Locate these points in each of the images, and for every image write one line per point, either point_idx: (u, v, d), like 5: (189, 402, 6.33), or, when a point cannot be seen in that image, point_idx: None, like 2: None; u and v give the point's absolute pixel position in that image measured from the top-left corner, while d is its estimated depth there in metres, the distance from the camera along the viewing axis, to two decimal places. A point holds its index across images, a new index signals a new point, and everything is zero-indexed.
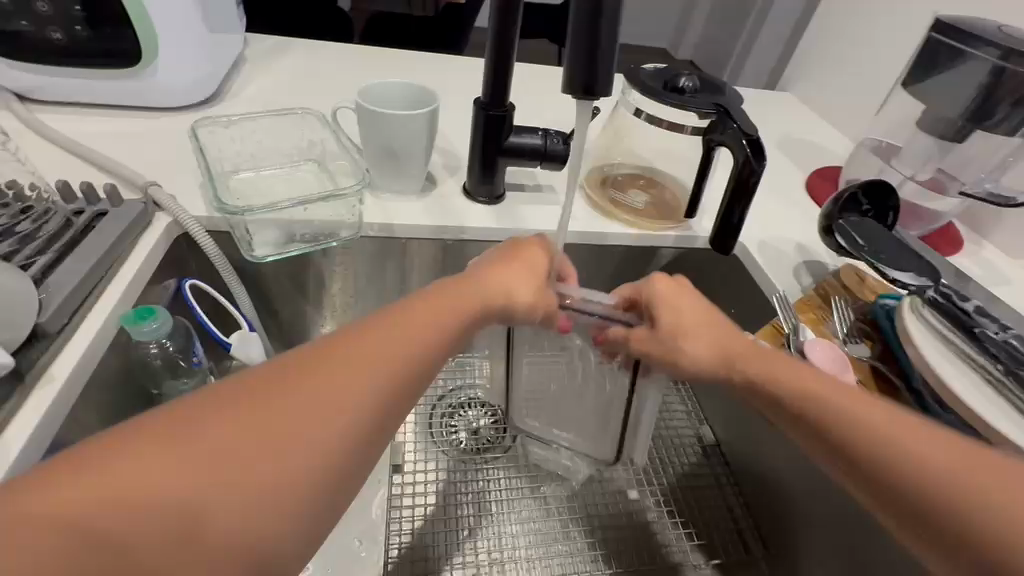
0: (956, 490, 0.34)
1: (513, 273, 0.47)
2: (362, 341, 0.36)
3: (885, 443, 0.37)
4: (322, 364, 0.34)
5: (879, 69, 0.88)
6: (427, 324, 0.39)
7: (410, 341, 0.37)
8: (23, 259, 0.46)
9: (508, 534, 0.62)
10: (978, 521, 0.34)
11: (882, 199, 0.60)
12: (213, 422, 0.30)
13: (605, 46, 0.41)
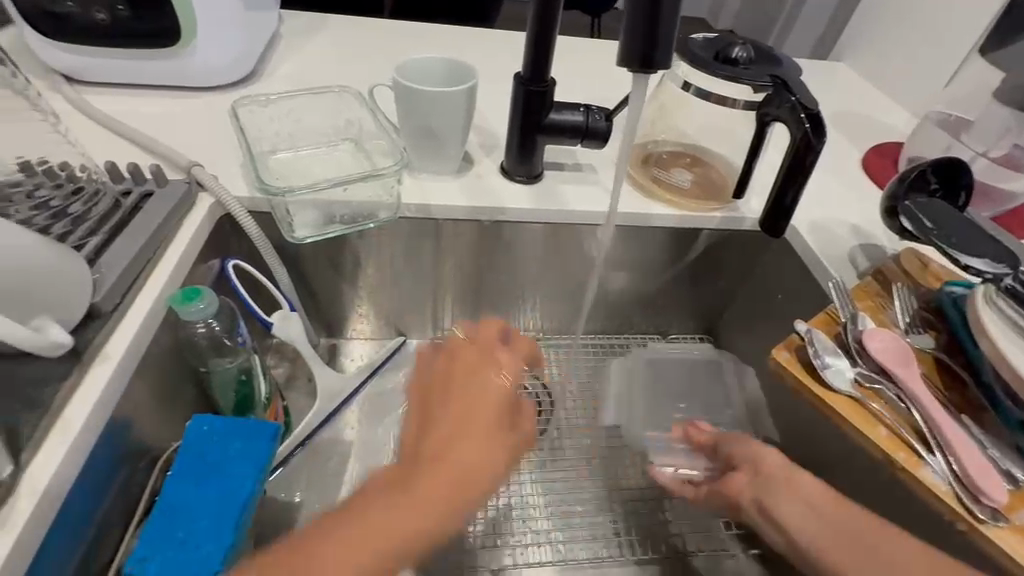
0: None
1: (495, 435, 0.40)
2: (373, 512, 0.35)
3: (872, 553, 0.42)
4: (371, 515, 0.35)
5: (949, 34, 0.81)
6: (478, 417, 0.40)
7: (482, 448, 0.39)
8: (76, 239, 0.47)
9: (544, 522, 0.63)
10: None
11: (953, 178, 0.56)
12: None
13: (665, 18, 0.39)
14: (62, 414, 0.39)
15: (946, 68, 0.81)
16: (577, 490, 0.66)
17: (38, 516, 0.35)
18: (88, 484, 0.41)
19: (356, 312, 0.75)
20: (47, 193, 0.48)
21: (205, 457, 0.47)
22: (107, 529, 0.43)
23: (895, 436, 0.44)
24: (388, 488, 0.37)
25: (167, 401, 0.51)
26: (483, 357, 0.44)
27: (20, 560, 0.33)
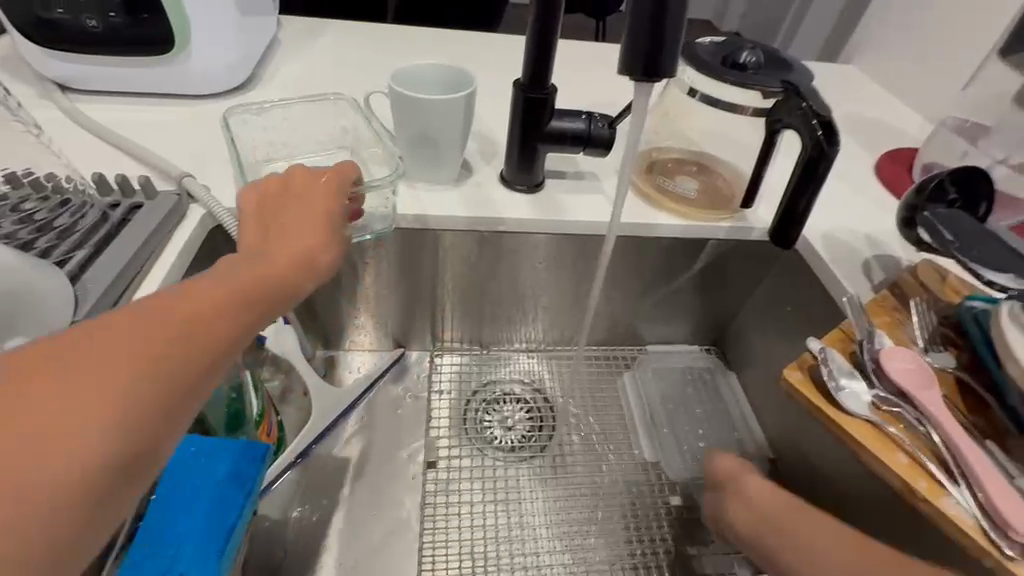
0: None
1: (322, 225, 0.43)
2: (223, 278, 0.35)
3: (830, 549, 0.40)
4: (209, 283, 0.34)
5: (965, 36, 0.78)
6: (305, 222, 0.43)
7: (304, 237, 0.41)
8: (60, 254, 0.46)
9: (534, 524, 0.62)
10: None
11: (973, 188, 0.53)
12: (107, 345, 0.29)
13: (669, 22, 0.37)
14: None
15: (961, 71, 0.79)
16: (574, 504, 0.64)
17: None
18: None
19: (352, 323, 0.73)
20: (32, 205, 0.48)
21: (190, 480, 0.45)
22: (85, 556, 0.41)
23: (916, 463, 0.42)
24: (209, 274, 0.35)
25: None
26: (314, 191, 0.45)
27: None
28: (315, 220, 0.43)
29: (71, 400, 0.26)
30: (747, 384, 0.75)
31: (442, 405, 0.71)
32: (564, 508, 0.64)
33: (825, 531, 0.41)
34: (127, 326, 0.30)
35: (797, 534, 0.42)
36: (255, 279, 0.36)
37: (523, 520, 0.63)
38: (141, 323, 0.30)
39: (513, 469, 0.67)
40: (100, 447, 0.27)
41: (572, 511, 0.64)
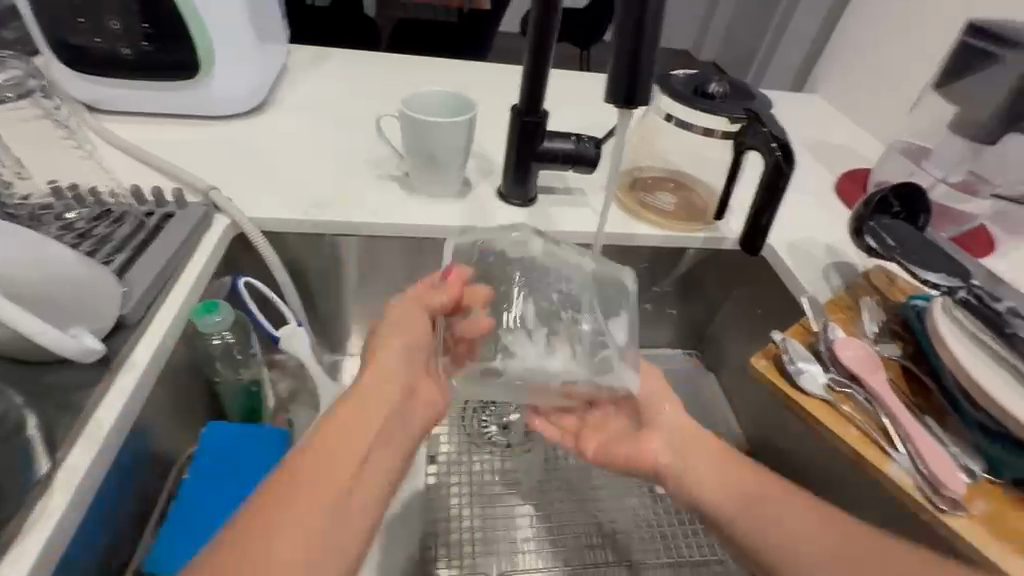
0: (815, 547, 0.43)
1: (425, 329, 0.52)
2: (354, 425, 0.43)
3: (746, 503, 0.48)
4: (332, 432, 0.42)
5: (911, 71, 0.88)
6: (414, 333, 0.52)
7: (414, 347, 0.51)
8: (103, 257, 0.50)
9: (523, 516, 0.66)
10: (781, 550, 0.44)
11: (914, 203, 0.61)
12: (297, 501, 0.37)
13: (645, 61, 0.44)
14: (93, 417, 0.41)
15: (908, 100, 0.88)
16: (564, 497, 0.69)
17: (71, 509, 0.37)
18: (111, 482, 0.43)
19: (357, 326, 0.78)
20: (74, 214, 0.53)
21: (219, 462, 0.49)
22: (120, 532, 0.45)
23: (865, 435, 0.48)
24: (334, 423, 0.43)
25: (181, 409, 0.53)
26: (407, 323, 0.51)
27: (56, 548, 0.35)
28: (419, 326, 0.52)
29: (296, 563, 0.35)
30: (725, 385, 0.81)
31: None
32: (555, 502, 0.68)
33: (734, 473, 0.50)
34: (296, 485, 0.38)
35: (714, 479, 0.51)
36: (392, 392, 0.47)
37: (518, 519, 0.66)
38: (299, 486, 0.38)
39: (508, 467, 0.70)
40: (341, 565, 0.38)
41: (559, 506, 0.68)
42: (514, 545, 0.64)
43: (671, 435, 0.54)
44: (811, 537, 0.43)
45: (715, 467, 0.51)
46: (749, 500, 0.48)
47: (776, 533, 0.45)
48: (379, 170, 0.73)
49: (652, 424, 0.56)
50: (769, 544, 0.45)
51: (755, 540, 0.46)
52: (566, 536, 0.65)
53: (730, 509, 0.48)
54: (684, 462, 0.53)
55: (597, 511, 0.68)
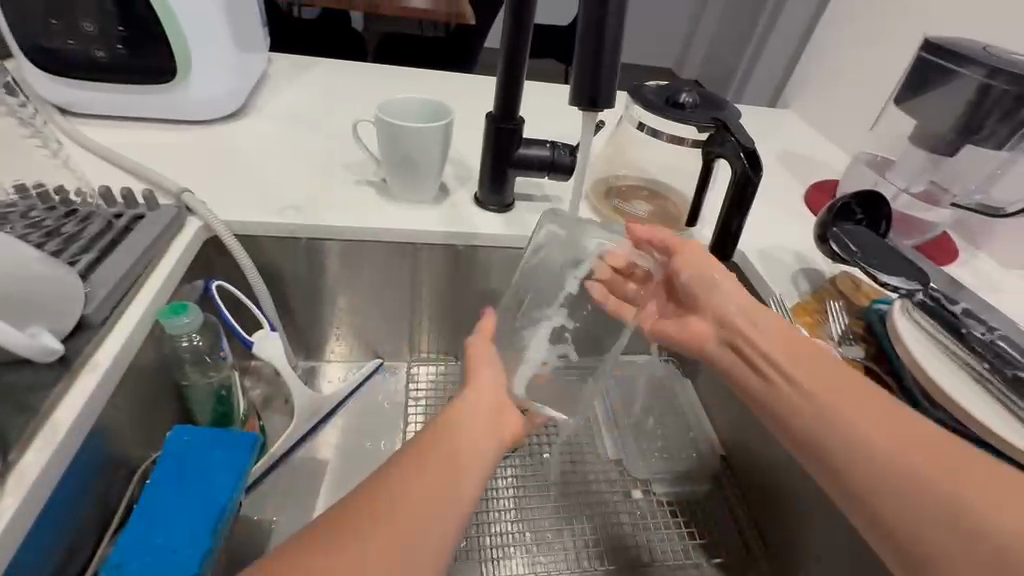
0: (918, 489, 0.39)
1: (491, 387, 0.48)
2: (422, 470, 0.40)
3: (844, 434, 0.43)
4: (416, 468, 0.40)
5: (875, 86, 0.91)
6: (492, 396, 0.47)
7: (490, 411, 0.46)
8: (68, 257, 0.49)
9: (500, 521, 0.65)
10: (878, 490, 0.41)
11: (875, 208, 0.63)
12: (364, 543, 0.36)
13: (608, 66, 0.45)
14: (50, 417, 0.40)
15: (872, 114, 0.92)
16: (541, 503, 0.68)
17: (23, 511, 0.36)
18: (69, 484, 0.42)
19: (334, 332, 0.78)
20: (39, 214, 0.52)
21: (185, 466, 0.48)
22: (78, 540, 0.44)
23: None
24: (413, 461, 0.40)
25: (147, 413, 0.53)
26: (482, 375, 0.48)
27: (5, 550, 0.34)
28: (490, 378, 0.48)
29: None
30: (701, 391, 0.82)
31: (418, 410, 0.74)
32: (534, 508, 0.67)
33: (808, 361, 0.48)
34: (373, 521, 0.37)
35: (796, 364, 0.48)
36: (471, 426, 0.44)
37: (498, 526, 0.65)
38: (376, 524, 0.37)
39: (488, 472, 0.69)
40: None
41: (539, 510, 0.67)
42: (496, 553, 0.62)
43: (727, 310, 0.54)
44: (886, 453, 0.41)
45: (797, 359, 0.48)
46: (820, 397, 0.45)
47: (847, 438, 0.43)
48: (357, 176, 0.73)
49: (714, 312, 0.55)
50: (833, 444, 0.43)
51: (812, 426, 0.45)
52: (546, 543, 0.64)
53: (804, 407, 0.46)
54: (756, 352, 0.51)
55: (574, 518, 0.67)
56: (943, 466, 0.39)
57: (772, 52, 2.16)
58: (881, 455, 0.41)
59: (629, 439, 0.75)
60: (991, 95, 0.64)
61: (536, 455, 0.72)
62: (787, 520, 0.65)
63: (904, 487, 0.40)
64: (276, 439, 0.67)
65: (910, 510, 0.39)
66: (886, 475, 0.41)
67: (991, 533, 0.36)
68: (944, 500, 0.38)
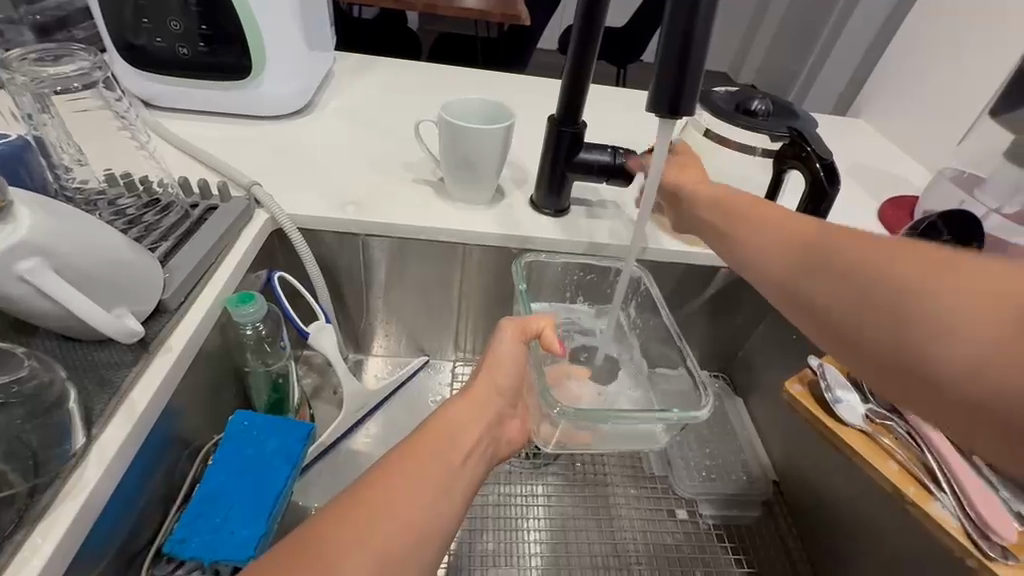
0: (904, 311, 0.36)
1: (511, 358, 0.52)
2: (422, 446, 0.41)
3: (874, 286, 0.38)
4: (418, 440, 0.41)
5: (964, 98, 0.85)
6: (500, 365, 0.51)
7: (502, 372, 0.51)
8: (149, 244, 0.52)
9: (534, 529, 0.64)
10: (911, 316, 0.36)
11: (964, 230, 0.58)
12: (357, 508, 0.36)
13: (688, 72, 0.43)
14: (129, 397, 0.42)
15: (960, 128, 0.85)
16: (579, 514, 0.66)
17: (102, 483, 0.38)
18: (142, 458, 0.44)
19: (383, 326, 0.79)
20: (126, 202, 0.55)
21: (244, 450, 0.50)
22: (147, 513, 0.46)
23: (905, 471, 0.47)
24: (414, 441, 0.41)
25: (210, 395, 0.55)
26: (508, 357, 0.52)
27: (84, 518, 0.36)
28: (516, 357, 0.52)
29: (360, 552, 0.34)
30: (753, 411, 0.78)
31: None
32: (569, 518, 0.66)
33: (805, 230, 0.45)
34: (378, 487, 0.37)
35: (793, 241, 0.45)
36: (488, 401, 0.48)
37: (533, 536, 0.63)
38: (376, 485, 0.37)
39: (528, 478, 0.68)
40: (413, 560, 0.36)
41: (577, 519, 0.66)
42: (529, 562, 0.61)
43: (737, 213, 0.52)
44: (875, 295, 0.38)
45: (789, 233, 0.46)
46: (814, 260, 0.42)
47: (847, 294, 0.40)
48: (415, 175, 0.74)
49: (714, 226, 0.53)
50: (859, 292, 0.39)
51: (823, 296, 0.41)
52: (583, 554, 0.63)
53: (807, 269, 0.43)
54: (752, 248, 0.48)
55: (615, 533, 0.65)
56: (920, 282, 0.36)
57: (839, 56, 2.07)
58: (835, 283, 0.40)
59: (678, 457, 0.73)
60: None
61: (584, 468, 0.70)
62: (839, 557, 0.62)
63: (889, 321, 0.37)
64: (324, 429, 0.69)
65: (876, 340, 0.38)
66: (860, 309, 0.39)
67: (938, 348, 0.34)
68: (895, 305, 0.37)
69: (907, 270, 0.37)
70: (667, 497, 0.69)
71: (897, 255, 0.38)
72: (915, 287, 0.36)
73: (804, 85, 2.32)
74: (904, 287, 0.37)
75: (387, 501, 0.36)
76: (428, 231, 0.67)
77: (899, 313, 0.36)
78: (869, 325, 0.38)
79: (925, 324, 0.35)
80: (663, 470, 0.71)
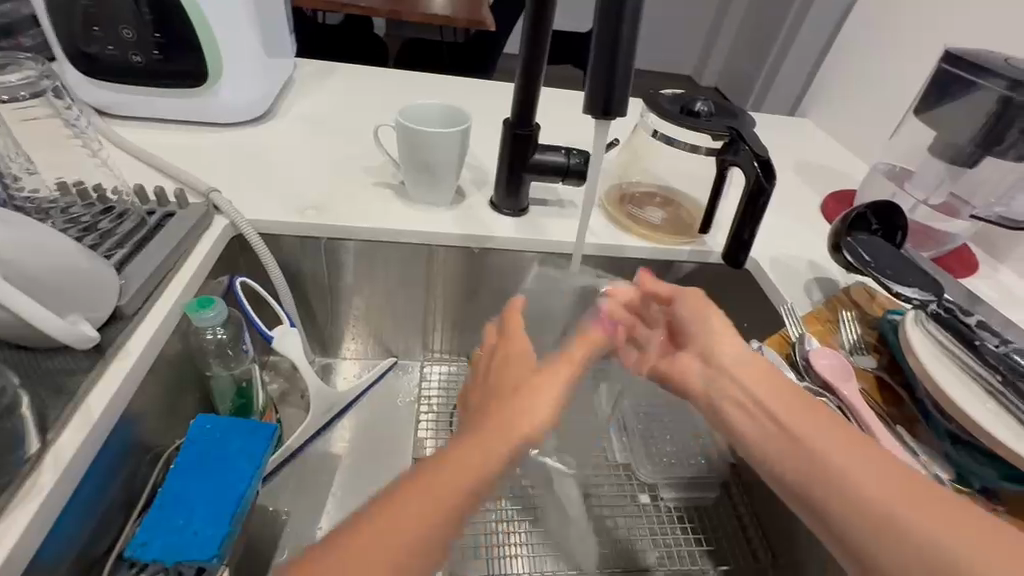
0: (876, 507, 0.37)
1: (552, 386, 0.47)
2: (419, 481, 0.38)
3: (838, 477, 0.39)
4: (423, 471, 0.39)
5: (895, 97, 0.91)
6: (539, 392, 0.46)
7: (539, 398, 0.45)
8: (104, 251, 0.52)
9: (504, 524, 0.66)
10: (881, 513, 0.37)
11: (891, 218, 0.63)
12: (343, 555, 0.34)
13: (621, 75, 0.46)
14: (85, 402, 0.42)
15: (892, 125, 0.91)
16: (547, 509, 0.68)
17: (58, 487, 0.38)
18: (101, 465, 0.44)
19: (350, 330, 0.80)
20: (78, 210, 0.55)
21: (207, 452, 0.51)
22: (106, 519, 0.46)
23: None
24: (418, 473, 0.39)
25: (172, 401, 0.55)
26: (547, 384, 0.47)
27: (40, 525, 0.37)
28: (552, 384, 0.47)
29: None
30: None
31: (429, 410, 0.74)
32: (538, 512, 0.67)
33: (781, 407, 0.46)
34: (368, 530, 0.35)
35: (792, 428, 0.44)
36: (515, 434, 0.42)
37: (502, 531, 0.65)
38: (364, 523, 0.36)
39: None
40: None
41: (545, 512, 0.68)
42: (499, 556, 0.63)
43: (721, 352, 0.52)
44: (843, 484, 0.39)
45: (786, 405, 0.46)
46: (789, 445, 0.43)
47: (815, 477, 0.41)
48: (376, 179, 0.75)
49: (714, 359, 0.52)
50: (826, 483, 0.40)
51: (825, 504, 0.39)
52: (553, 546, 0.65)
53: (779, 452, 0.44)
54: (745, 400, 0.48)
55: (582, 525, 0.67)
56: (890, 494, 0.37)
57: (793, 59, 2.17)
58: (814, 476, 0.41)
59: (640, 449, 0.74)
60: (1011, 108, 0.63)
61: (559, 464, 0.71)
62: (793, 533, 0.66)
63: (872, 523, 0.37)
64: (291, 431, 0.69)
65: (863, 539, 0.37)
66: (844, 506, 0.38)
67: (919, 548, 0.34)
68: (873, 510, 0.37)
69: (915, 508, 0.36)
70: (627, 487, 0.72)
71: (854, 451, 0.40)
72: (881, 492, 0.37)
73: (762, 87, 2.42)
74: (865, 491, 0.38)
75: (447, 483, 0.38)
76: (392, 234, 0.69)
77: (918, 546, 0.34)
78: (846, 521, 0.38)
79: (904, 527, 0.35)
80: (626, 462, 0.73)
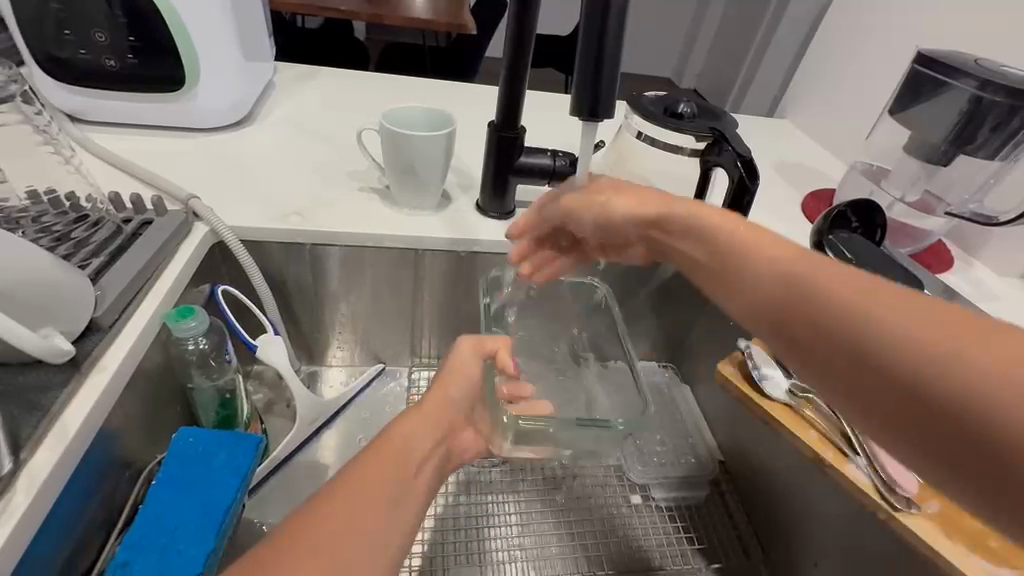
0: (869, 334, 0.32)
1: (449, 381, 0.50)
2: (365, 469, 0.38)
3: (823, 303, 0.35)
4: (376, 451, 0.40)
5: (871, 97, 0.93)
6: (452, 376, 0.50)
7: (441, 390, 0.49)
8: (79, 261, 0.50)
9: (495, 528, 0.65)
10: (870, 339, 0.32)
11: (870, 215, 0.64)
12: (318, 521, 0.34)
13: (606, 76, 0.46)
14: (60, 420, 0.41)
15: (868, 125, 0.93)
16: (540, 510, 0.68)
17: (33, 507, 0.37)
18: (77, 484, 0.42)
19: (335, 336, 0.78)
20: (50, 219, 0.53)
21: (190, 465, 0.49)
22: (84, 540, 0.44)
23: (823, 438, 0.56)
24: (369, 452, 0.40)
25: (152, 416, 0.53)
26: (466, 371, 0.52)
27: (12, 548, 0.35)
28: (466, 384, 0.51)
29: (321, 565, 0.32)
30: (702, 398, 0.81)
31: None
32: (531, 516, 0.67)
33: (753, 254, 0.42)
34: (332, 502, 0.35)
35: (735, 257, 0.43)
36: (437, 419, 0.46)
37: (491, 534, 0.64)
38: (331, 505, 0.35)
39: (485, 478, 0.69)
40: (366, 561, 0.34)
41: (539, 516, 0.67)
42: (486, 560, 0.62)
43: (649, 208, 0.52)
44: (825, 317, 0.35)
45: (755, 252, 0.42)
46: (774, 282, 0.39)
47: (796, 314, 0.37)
48: (360, 183, 0.74)
49: (668, 232, 0.50)
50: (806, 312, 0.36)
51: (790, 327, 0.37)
52: (539, 543, 0.65)
53: (758, 289, 0.40)
54: (697, 253, 0.47)
55: (571, 527, 0.67)
56: (885, 317, 0.32)
57: (769, 64, 2.22)
58: (798, 307, 0.37)
59: (627, 451, 0.75)
60: (982, 107, 0.65)
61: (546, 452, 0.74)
62: (782, 528, 0.66)
63: (865, 353, 0.32)
64: (278, 443, 0.68)
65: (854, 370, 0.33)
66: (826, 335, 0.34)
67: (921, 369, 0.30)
68: (860, 342, 0.33)
69: (864, 309, 0.33)
70: (615, 489, 0.71)
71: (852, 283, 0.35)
72: (885, 316, 0.32)
73: (739, 90, 2.46)
74: (857, 316, 0.33)
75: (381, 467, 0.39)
76: (377, 238, 0.68)
77: (851, 335, 0.33)
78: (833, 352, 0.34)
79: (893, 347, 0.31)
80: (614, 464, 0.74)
